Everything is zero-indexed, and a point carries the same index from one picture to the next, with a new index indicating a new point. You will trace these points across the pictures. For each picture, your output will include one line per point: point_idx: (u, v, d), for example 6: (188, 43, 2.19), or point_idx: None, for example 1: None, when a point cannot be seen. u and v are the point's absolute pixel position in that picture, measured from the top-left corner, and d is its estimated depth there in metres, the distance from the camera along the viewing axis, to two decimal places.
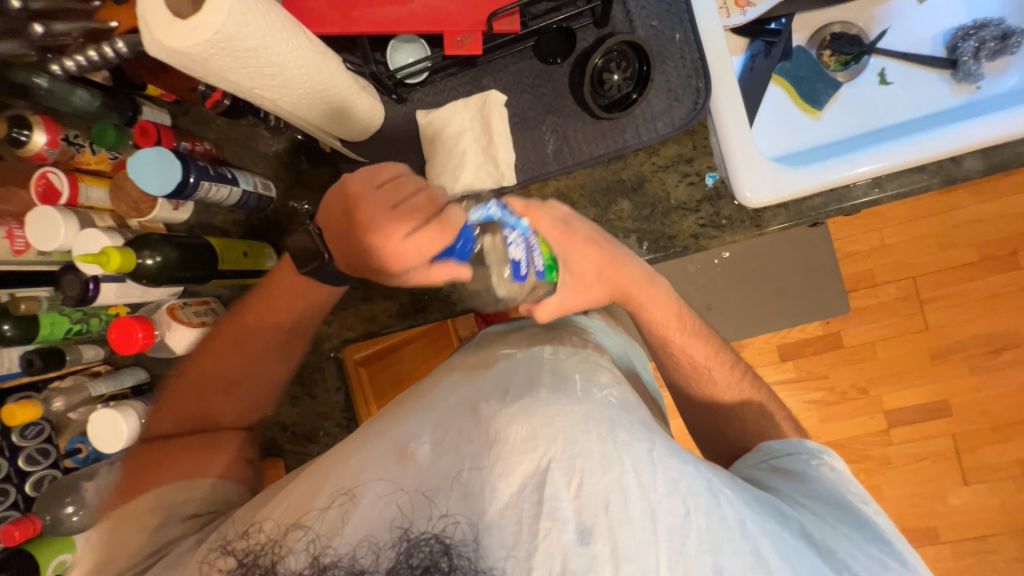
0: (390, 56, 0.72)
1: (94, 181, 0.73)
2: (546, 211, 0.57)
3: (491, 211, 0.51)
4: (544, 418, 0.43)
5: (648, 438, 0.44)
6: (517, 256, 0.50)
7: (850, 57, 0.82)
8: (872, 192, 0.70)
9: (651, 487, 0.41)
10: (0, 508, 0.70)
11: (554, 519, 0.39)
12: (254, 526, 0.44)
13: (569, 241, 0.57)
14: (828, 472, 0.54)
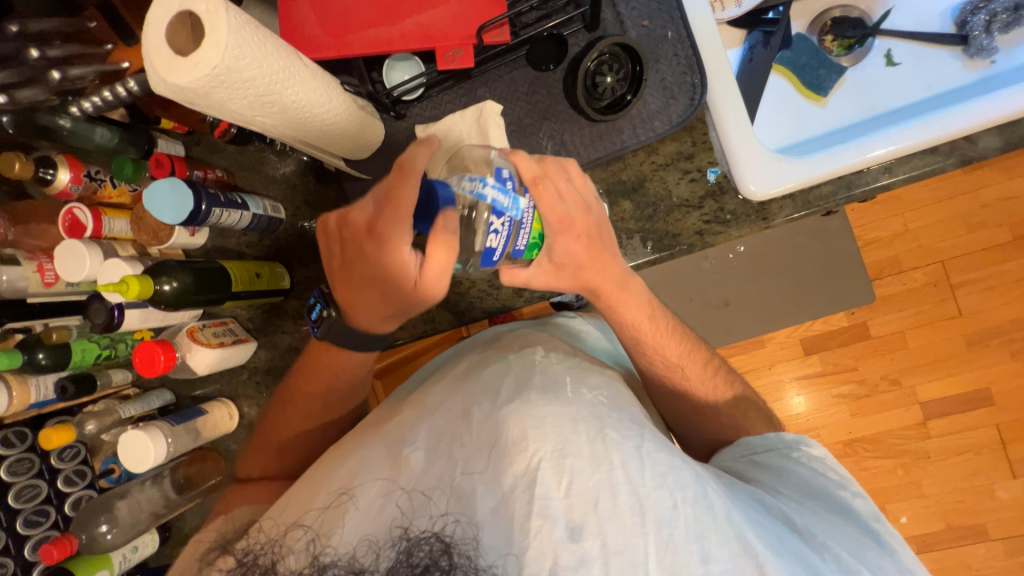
0: (386, 75, 0.74)
1: (116, 213, 0.76)
2: (554, 191, 0.54)
3: (485, 193, 0.47)
4: (534, 418, 0.43)
5: (636, 435, 0.44)
6: (494, 245, 0.49)
7: (854, 40, 0.80)
8: (884, 177, 0.67)
9: (640, 482, 0.41)
10: (41, 528, 0.75)
11: (544, 517, 0.39)
12: (254, 528, 0.45)
13: (565, 229, 0.55)
14: (808, 462, 0.52)
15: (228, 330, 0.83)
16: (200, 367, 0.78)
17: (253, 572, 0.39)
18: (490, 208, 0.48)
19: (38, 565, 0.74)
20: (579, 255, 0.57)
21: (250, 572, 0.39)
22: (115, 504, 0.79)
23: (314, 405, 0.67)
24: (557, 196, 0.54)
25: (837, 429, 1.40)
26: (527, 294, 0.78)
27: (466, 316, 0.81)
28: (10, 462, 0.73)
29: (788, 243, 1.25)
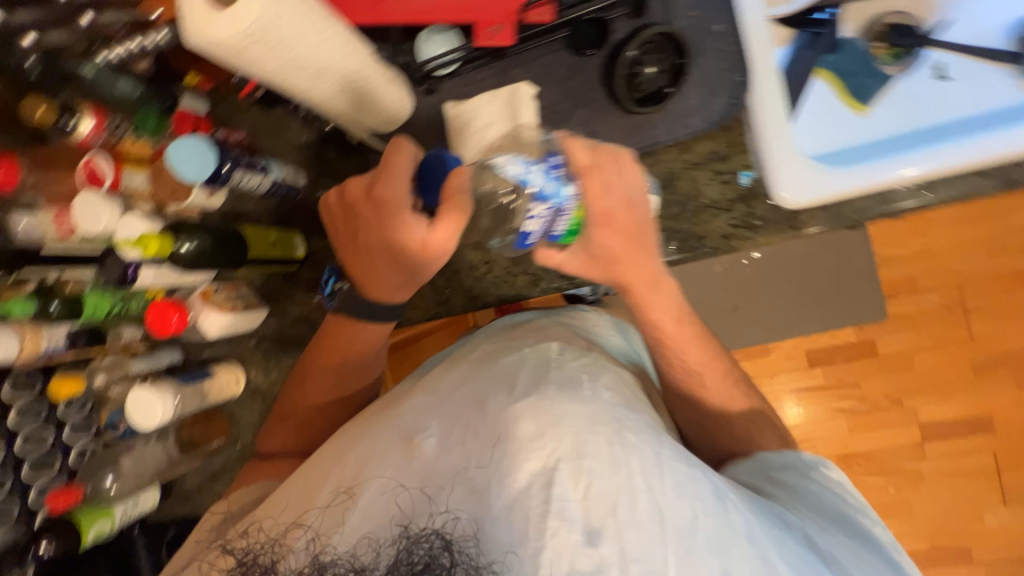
0: (419, 49, 0.71)
1: (135, 167, 0.74)
2: (603, 183, 0.54)
3: (528, 178, 0.49)
4: (553, 417, 0.42)
5: (656, 441, 0.43)
6: (531, 229, 0.52)
7: (906, 50, 0.76)
8: (920, 195, 0.66)
9: (660, 490, 0.40)
10: (47, 476, 0.74)
11: (562, 519, 0.38)
12: (253, 527, 0.45)
13: (606, 224, 0.55)
14: (823, 485, 0.52)
15: (240, 295, 0.82)
16: (211, 330, 0.78)
17: (252, 572, 0.41)
18: (532, 193, 0.50)
19: (41, 514, 0.73)
20: (614, 248, 0.57)
21: (250, 571, 0.41)
22: (119, 459, 0.82)
23: (330, 383, 0.67)
24: (608, 186, 0.55)
25: (834, 442, 1.40)
26: (544, 284, 0.77)
27: (480, 301, 0.79)
28: (18, 410, 0.72)
29: (804, 256, 1.26)
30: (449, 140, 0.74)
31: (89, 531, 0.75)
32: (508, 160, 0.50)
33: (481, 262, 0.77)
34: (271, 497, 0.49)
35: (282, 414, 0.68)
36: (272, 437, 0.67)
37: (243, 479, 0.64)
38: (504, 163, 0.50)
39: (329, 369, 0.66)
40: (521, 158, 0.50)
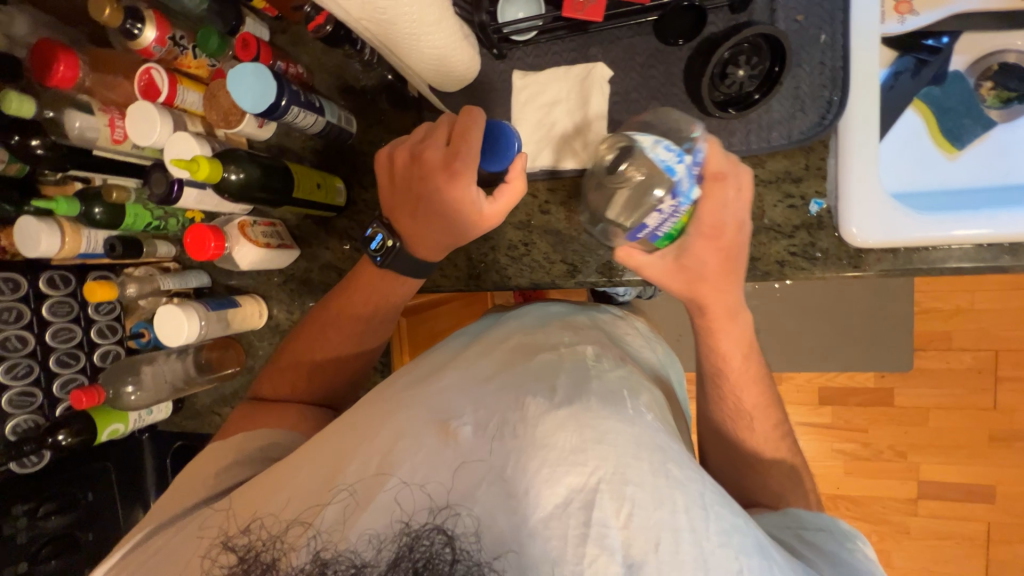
0: (500, 8, 0.67)
1: (190, 85, 0.74)
2: (723, 197, 0.54)
3: (675, 168, 0.52)
4: (597, 433, 0.40)
5: (699, 478, 0.41)
6: (650, 221, 0.54)
7: (1015, 95, 0.71)
8: (1002, 257, 0.61)
9: (704, 534, 0.38)
10: (71, 370, 0.77)
11: (602, 547, 0.37)
12: (254, 522, 0.43)
13: (711, 237, 0.55)
14: (861, 559, 0.48)
15: (275, 233, 0.82)
16: (243, 262, 0.79)
17: (252, 570, 0.40)
18: (671, 185, 0.52)
19: (62, 404, 0.76)
20: (710, 265, 0.56)
21: (250, 569, 0.40)
22: (140, 368, 0.83)
23: (354, 331, 0.67)
24: (725, 205, 0.55)
25: (826, 481, 1.39)
26: (580, 277, 0.74)
27: (511, 281, 0.77)
28: (52, 302, 0.74)
29: (831, 291, 1.26)
30: (511, 111, 0.71)
31: (102, 432, 0.78)
32: (656, 142, 0.53)
33: (520, 243, 0.76)
34: (258, 485, 0.46)
35: (297, 356, 0.67)
36: (283, 376, 0.67)
37: (249, 418, 0.63)
38: (649, 145, 0.53)
39: (357, 317, 0.66)
40: (672, 146, 0.52)
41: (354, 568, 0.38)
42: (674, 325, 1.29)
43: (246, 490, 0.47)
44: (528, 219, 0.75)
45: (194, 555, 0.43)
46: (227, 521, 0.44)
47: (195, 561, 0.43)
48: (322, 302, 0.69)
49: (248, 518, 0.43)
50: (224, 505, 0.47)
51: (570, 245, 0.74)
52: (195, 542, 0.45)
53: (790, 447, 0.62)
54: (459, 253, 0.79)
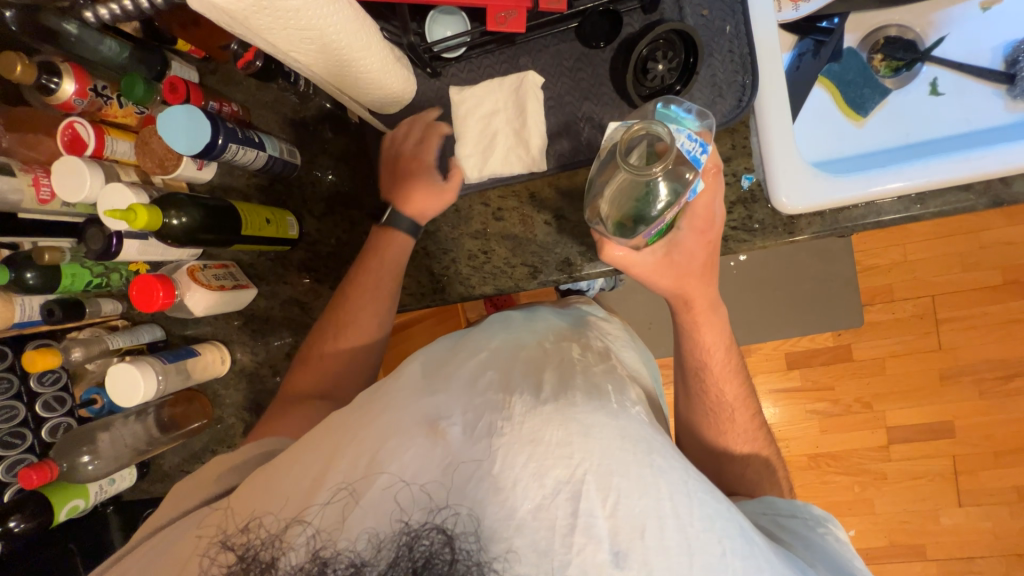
0: (428, 28, 0.70)
1: (119, 134, 0.71)
2: (713, 192, 0.60)
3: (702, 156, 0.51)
4: (582, 427, 0.41)
5: (683, 469, 0.43)
6: (666, 215, 0.54)
7: (902, 64, 0.78)
8: (912, 208, 0.67)
9: (689, 522, 0.39)
10: (17, 450, 0.72)
11: (589, 535, 0.38)
12: (254, 521, 0.42)
13: (702, 231, 0.61)
14: (834, 541, 0.51)
15: (229, 274, 0.80)
16: (197, 309, 0.76)
17: (252, 569, 0.40)
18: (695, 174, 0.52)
19: (11, 488, 0.71)
20: (697, 260, 0.61)
21: (250, 569, 0.40)
22: (98, 435, 0.78)
23: (367, 328, 0.71)
24: (712, 199, 0.60)
25: (805, 441, 1.45)
26: (542, 276, 0.76)
27: (476, 290, 0.78)
28: None
29: (779, 260, 1.35)
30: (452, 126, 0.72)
31: (60, 510, 0.74)
32: (678, 132, 0.52)
33: (480, 251, 0.77)
34: (253, 486, 0.45)
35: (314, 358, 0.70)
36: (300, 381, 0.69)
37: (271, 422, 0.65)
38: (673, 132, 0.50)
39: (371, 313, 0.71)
40: (692, 134, 0.52)
41: (354, 568, 0.38)
42: (644, 315, 1.33)
43: (245, 489, 0.46)
44: (484, 227, 0.76)
45: (193, 555, 0.43)
46: (226, 519, 0.44)
47: (194, 560, 0.42)
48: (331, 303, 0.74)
49: (247, 517, 0.43)
50: (223, 504, 0.46)
51: (528, 248, 0.76)
52: (195, 542, 0.44)
53: (757, 419, 0.66)
54: (422, 269, 0.79)
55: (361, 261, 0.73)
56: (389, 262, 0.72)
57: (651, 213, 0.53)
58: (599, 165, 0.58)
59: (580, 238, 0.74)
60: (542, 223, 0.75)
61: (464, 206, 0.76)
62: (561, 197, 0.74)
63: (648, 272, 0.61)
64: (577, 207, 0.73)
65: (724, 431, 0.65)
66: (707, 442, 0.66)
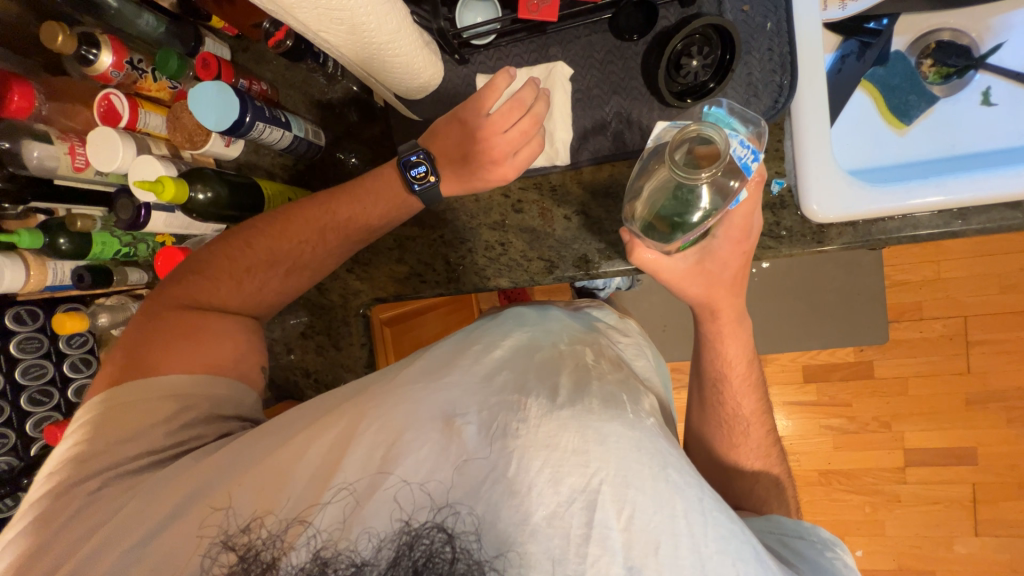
0: (459, 14, 0.69)
1: (152, 108, 0.73)
2: (755, 203, 0.58)
3: (752, 163, 0.51)
4: (599, 435, 0.41)
5: (698, 486, 0.42)
6: (705, 225, 0.54)
7: (953, 70, 0.74)
8: (953, 223, 0.64)
9: (702, 541, 0.39)
10: (44, 408, 0.76)
11: (603, 548, 0.37)
12: (256, 522, 0.42)
13: (739, 241, 0.59)
14: (841, 567, 0.49)
15: None
16: None
17: (252, 570, 0.40)
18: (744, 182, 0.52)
19: (38, 443, 0.75)
20: (730, 270, 0.60)
21: (250, 570, 0.40)
22: None
23: (287, 286, 0.67)
24: (753, 210, 0.58)
25: (817, 457, 1.41)
26: (558, 272, 0.75)
27: (490, 281, 0.78)
28: (18, 340, 0.72)
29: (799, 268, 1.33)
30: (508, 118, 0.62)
31: None
32: (730, 136, 0.50)
33: (497, 243, 0.77)
34: (249, 481, 0.44)
35: (217, 302, 0.62)
36: (180, 316, 0.59)
37: (153, 351, 0.56)
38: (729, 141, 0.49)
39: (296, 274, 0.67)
40: (744, 140, 0.51)
41: (354, 567, 0.38)
42: (659, 317, 1.31)
43: (241, 483, 0.44)
44: (503, 218, 0.76)
45: (194, 554, 0.42)
46: (226, 519, 0.43)
47: (195, 559, 0.42)
48: (243, 232, 0.65)
49: (248, 516, 0.42)
50: (220, 502, 0.44)
51: (545, 241, 0.75)
52: (196, 542, 0.43)
53: (771, 437, 0.65)
54: (438, 257, 0.79)
55: (348, 190, 0.66)
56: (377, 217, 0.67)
57: (691, 220, 0.53)
58: (640, 170, 0.60)
59: (599, 234, 0.72)
60: (561, 218, 0.74)
61: (485, 195, 0.76)
62: (582, 192, 0.72)
63: (680, 279, 0.60)
64: (598, 203, 0.72)
65: (734, 442, 0.64)
66: (712, 449, 0.65)
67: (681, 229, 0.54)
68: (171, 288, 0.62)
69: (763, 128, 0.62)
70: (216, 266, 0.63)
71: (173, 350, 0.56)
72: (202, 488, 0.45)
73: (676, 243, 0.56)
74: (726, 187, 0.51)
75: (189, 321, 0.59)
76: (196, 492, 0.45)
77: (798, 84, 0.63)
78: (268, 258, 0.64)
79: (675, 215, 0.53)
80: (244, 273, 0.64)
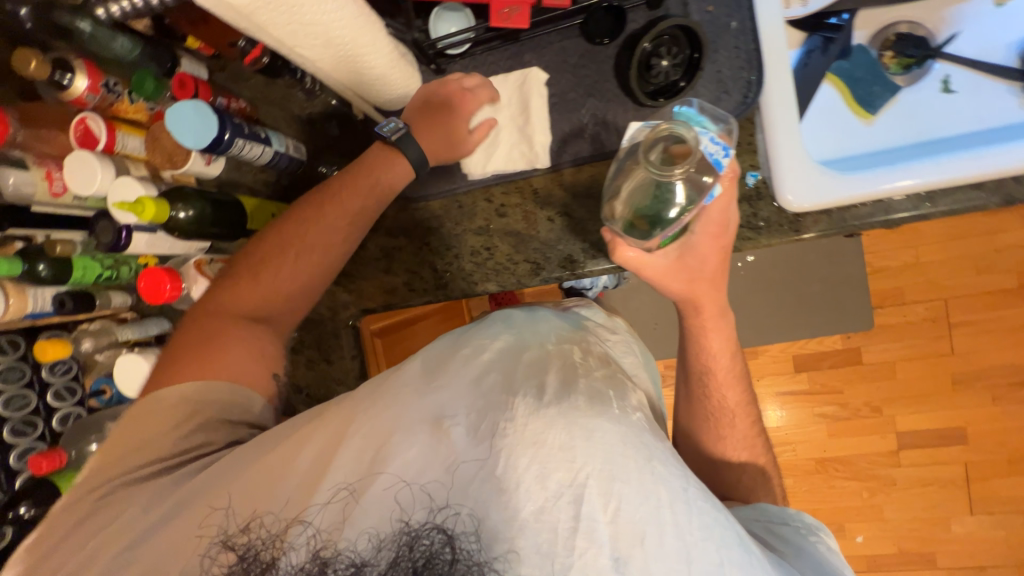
0: (432, 25, 0.70)
1: (130, 130, 0.73)
2: (728, 198, 0.59)
3: (726, 159, 0.52)
4: (585, 430, 0.41)
5: (683, 475, 0.42)
6: (683, 220, 0.55)
7: (913, 61, 0.76)
8: (923, 206, 0.66)
9: (687, 529, 0.39)
10: (29, 438, 0.74)
11: (591, 540, 0.38)
12: (254, 522, 0.43)
13: (717, 235, 0.60)
14: (825, 551, 0.50)
15: None
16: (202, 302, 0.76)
17: (252, 569, 0.41)
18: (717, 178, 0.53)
19: (22, 476, 0.73)
20: (709, 265, 0.61)
21: (250, 569, 0.41)
22: (106, 424, 0.79)
23: (293, 284, 0.67)
24: (728, 203, 0.59)
25: (813, 445, 1.43)
26: (544, 274, 0.76)
27: (477, 286, 0.78)
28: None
29: (781, 259, 1.36)
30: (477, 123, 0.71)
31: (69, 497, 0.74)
32: (702, 133, 0.52)
33: (482, 247, 0.77)
34: (247, 482, 0.45)
35: (223, 310, 0.64)
36: (198, 330, 0.63)
37: (170, 366, 0.59)
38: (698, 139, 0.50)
39: (290, 276, 0.66)
40: (716, 137, 0.52)
41: (354, 567, 0.40)
42: (649, 315, 1.32)
43: (239, 483, 0.45)
44: (487, 223, 0.76)
45: (194, 554, 0.44)
46: (225, 519, 0.44)
47: (194, 558, 0.43)
48: (253, 244, 0.68)
49: (246, 517, 0.44)
50: (218, 502, 0.45)
51: (530, 244, 0.76)
52: (195, 542, 0.44)
53: (755, 427, 0.66)
54: (425, 265, 0.80)
55: (335, 183, 0.68)
56: (358, 210, 0.67)
57: (668, 216, 0.54)
58: (617, 169, 0.61)
59: (582, 234, 0.73)
60: (545, 220, 0.75)
61: (468, 201, 0.77)
62: (564, 194, 0.73)
63: (662, 275, 0.61)
64: (580, 204, 0.73)
65: (724, 432, 0.65)
66: (704, 440, 0.66)
67: (660, 226, 0.55)
68: (197, 305, 0.67)
69: (733, 125, 0.63)
70: (226, 277, 0.67)
71: (187, 360, 0.59)
72: (203, 488, 0.47)
73: (656, 240, 0.57)
74: (701, 183, 0.52)
75: (204, 331, 0.62)
76: (193, 498, 0.47)
77: (766, 77, 0.65)
78: (262, 258, 0.66)
79: (654, 213, 0.55)
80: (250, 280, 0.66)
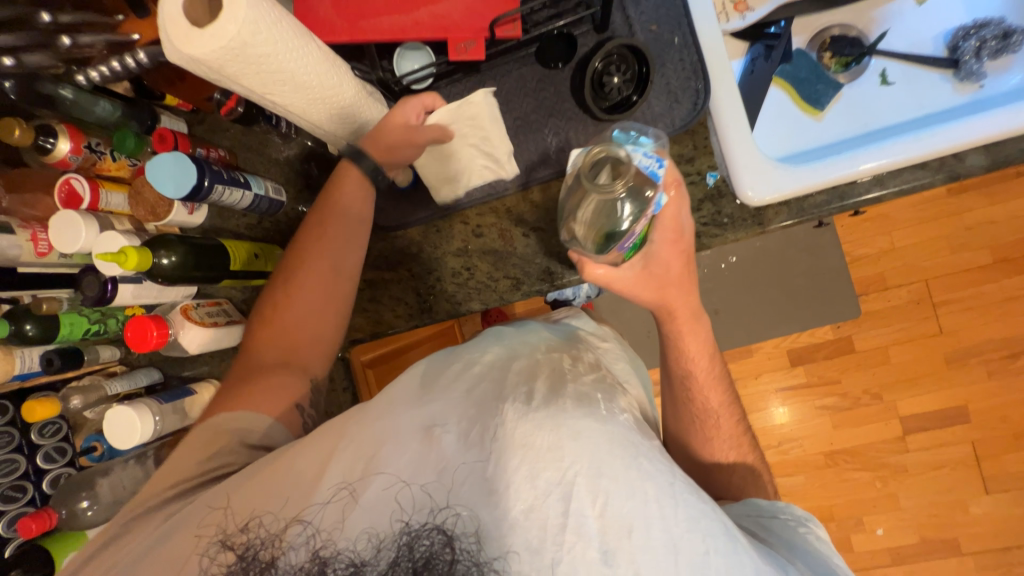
0: (396, 65, 0.75)
1: (113, 187, 0.76)
2: (680, 205, 0.60)
3: (660, 170, 0.53)
4: (573, 431, 0.42)
5: (669, 470, 0.43)
6: (635, 230, 0.57)
7: (851, 58, 0.81)
8: (875, 189, 0.70)
9: (674, 522, 0.40)
10: (17, 504, 0.73)
11: (579, 535, 0.39)
12: (254, 521, 0.44)
13: (675, 240, 0.61)
14: (814, 541, 0.51)
15: (223, 311, 0.82)
16: (191, 346, 0.77)
17: (252, 568, 0.42)
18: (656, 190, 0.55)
19: (11, 544, 0.72)
20: (673, 269, 0.62)
21: (249, 568, 0.42)
22: (97, 480, 0.77)
23: (313, 314, 0.67)
24: (680, 209, 0.60)
25: (819, 440, 1.42)
26: (525, 288, 0.79)
27: (462, 306, 0.81)
28: None
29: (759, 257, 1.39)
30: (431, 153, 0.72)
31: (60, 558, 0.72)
32: (633, 149, 0.54)
33: (463, 268, 0.80)
34: (247, 487, 0.46)
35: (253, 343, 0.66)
36: (239, 365, 0.65)
37: (216, 397, 0.63)
38: (631, 154, 0.53)
39: (303, 305, 0.66)
40: (647, 152, 0.54)
41: (354, 567, 0.40)
42: (641, 324, 1.34)
43: (240, 488, 0.46)
44: (465, 244, 0.79)
45: (193, 554, 0.45)
46: (224, 519, 0.45)
47: (194, 559, 0.44)
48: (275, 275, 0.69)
49: (246, 517, 0.44)
50: (219, 504, 0.46)
51: (509, 261, 0.78)
52: (194, 541, 0.45)
53: (742, 428, 0.68)
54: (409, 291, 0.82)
55: (342, 206, 0.69)
56: (355, 237, 0.68)
57: (619, 229, 0.56)
58: (570, 190, 0.62)
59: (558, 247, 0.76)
60: (520, 236, 0.77)
61: (446, 225, 0.79)
62: (536, 210, 0.76)
63: (630, 287, 0.62)
64: (553, 218, 0.76)
65: (713, 428, 0.66)
66: (695, 438, 0.67)
67: (614, 238, 0.57)
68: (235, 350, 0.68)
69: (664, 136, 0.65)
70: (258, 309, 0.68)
71: (224, 395, 0.62)
72: (206, 495, 0.48)
73: (624, 250, 0.59)
74: (643, 197, 0.54)
75: (242, 361, 0.65)
76: (190, 510, 0.48)
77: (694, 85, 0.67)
78: (280, 289, 0.67)
79: (605, 227, 0.56)
80: (276, 309, 0.66)
